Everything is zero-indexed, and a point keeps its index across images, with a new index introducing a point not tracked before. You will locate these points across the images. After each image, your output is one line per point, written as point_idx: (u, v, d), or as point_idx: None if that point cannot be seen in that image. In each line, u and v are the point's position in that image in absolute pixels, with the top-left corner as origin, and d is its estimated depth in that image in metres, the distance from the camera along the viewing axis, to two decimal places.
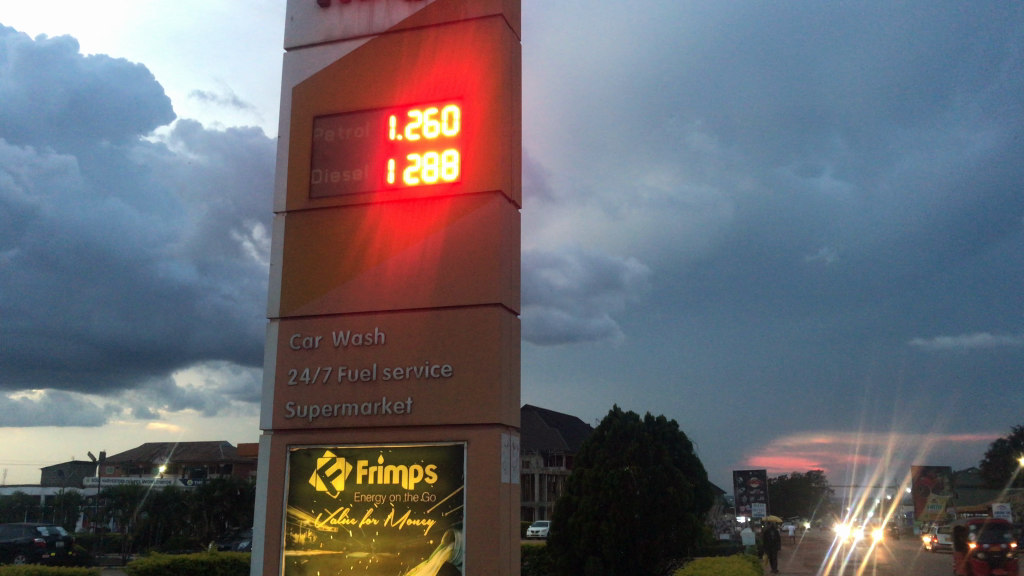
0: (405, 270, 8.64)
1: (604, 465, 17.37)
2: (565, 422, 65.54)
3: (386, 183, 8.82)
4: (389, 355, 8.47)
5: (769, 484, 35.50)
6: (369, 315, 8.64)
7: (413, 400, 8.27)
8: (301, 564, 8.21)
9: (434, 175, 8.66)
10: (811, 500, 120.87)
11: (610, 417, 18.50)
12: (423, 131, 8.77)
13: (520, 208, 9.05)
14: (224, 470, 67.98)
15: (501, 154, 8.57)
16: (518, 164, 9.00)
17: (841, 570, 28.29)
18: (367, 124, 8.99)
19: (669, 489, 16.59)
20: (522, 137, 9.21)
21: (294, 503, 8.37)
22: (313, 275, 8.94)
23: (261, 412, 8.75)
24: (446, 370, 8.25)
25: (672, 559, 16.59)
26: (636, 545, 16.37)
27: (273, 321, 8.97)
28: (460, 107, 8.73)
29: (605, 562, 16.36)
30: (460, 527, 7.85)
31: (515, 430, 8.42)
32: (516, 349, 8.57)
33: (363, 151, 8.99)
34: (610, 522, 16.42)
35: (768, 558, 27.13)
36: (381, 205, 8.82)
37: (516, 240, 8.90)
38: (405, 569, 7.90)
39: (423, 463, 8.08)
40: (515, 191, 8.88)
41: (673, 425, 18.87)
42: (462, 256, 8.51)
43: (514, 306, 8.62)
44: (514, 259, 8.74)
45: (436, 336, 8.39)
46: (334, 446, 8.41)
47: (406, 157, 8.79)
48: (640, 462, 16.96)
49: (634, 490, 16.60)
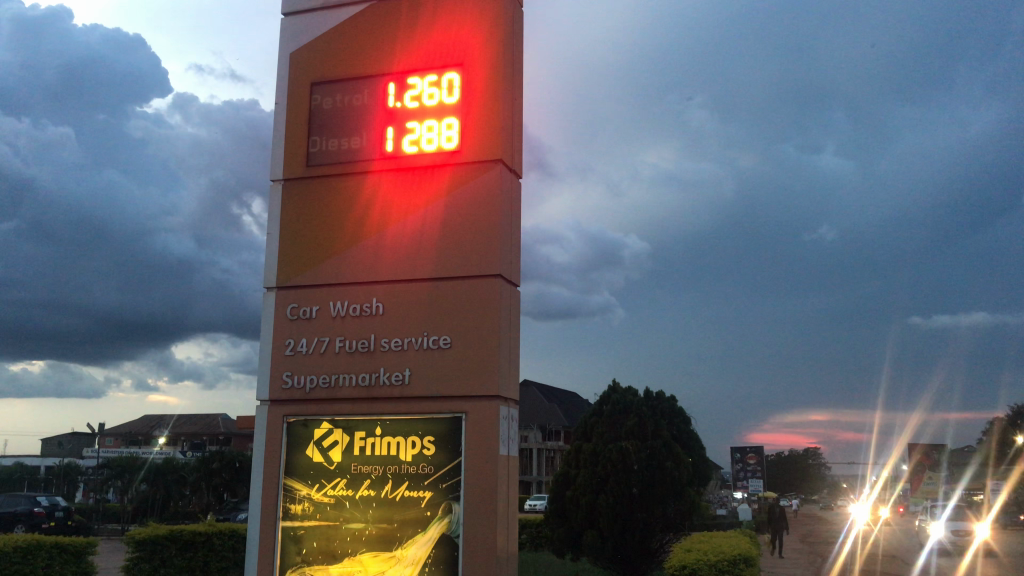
0: (406, 239, 8.52)
1: (603, 439, 17.32)
2: (564, 396, 65.85)
3: (385, 151, 8.68)
4: (386, 325, 8.38)
5: (767, 460, 35.42)
6: (366, 285, 8.55)
7: (411, 370, 8.20)
8: (297, 535, 8.17)
9: (434, 144, 8.53)
10: (806, 478, 122.23)
11: (609, 391, 18.42)
12: (423, 99, 8.62)
13: (520, 177, 8.91)
14: (223, 442, 68.29)
15: (503, 124, 8.44)
16: (519, 132, 8.85)
17: (834, 548, 28.32)
18: (366, 91, 8.84)
19: (667, 464, 16.55)
20: (522, 107, 9.03)
21: (291, 474, 8.32)
22: (310, 244, 8.84)
23: (257, 383, 8.68)
24: (444, 342, 8.17)
25: (668, 534, 16.60)
26: (634, 520, 16.36)
27: (270, 291, 8.87)
28: (460, 74, 8.57)
29: (603, 536, 16.39)
30: (457, 499, 7.80)
31: (514, 403, 8.35)
32: (515, 322, 8.48)
33: (360, 119, 8.85)
34: (607, 496, 16.44)
35: (771, 535, 26.67)
36: (380, 173, 8.70)
37: (517, 210, 8.75)
38: (402, 541, 7.86)
39: (421, 435, 8.02)
40: (516, 160, 8.74)
41: (672, 400, 18.81)
42: (463, 226, 8.40)
43: (514, 277, 8.50)
44: (514, 229, 8.59)
45: (435, 306, 8.30)
46: (331, 417, 8.34)
47: (405, 124, 8.65)
48: (639, 436, 16.88)
49: (633, 464, 16.50)
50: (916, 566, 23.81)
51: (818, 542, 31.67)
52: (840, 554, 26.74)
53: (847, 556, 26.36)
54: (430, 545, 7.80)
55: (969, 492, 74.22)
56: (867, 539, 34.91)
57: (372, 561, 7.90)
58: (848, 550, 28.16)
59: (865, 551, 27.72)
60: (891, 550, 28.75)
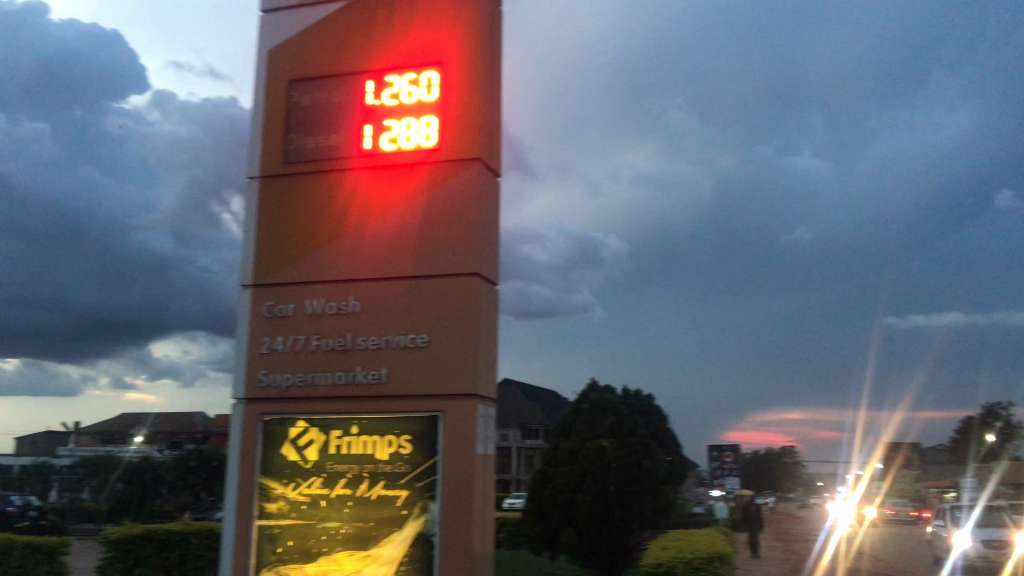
0: (384, 237, 8.51)
1: (581, 437, 17.33)
2: (544, 395, 65.96)
3: (362, 149, 8.66)
4: (364, 323, 8.37)
5: (743, 458, 35.56)
6: (343, 282, 8.53)
7: (388, 369, 8.19)
8: (272, 534, 8.14)
9: (412, 142, 8.52)
10: (783, 476, 123.22)
11: (587, 391, 18.47)
12: (401, 97, 8.61)
13: (499, 176, 8.91)
14: (201, 441, 67.82)
15: (481, 124, 8.45)
16: (498, 132, 8.85)
17: (810, 546, 28.54)
18: (344, 89, 8.82)
19: (644, 461, 16.63)
20: (500, 105, 9.03)
21: (266, 472, 8.29)
22: (287, 241, 8.80)
23: (233, 381, 8.64)
24: (421, 341, 8.17)
25: (645, 532, 16.65)
26: (611, 517, 16.41)
27: (246, 289, 8.82)
28: (439, 72, 8.56)
29: (580, 533, 16.48)
30: (434, 498, 7.80)
31: (491, 402, 8.34)
32: (492, 320, 8.48)
33: (338, 116, 8.83)
34: (585, 494, 16.47)
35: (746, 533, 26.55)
36: (358, 171, 8.68)
37: (495, 209, 8.76)
38: (377, 540, 7.85)
39: (398, 434, 8.01)
40: (494, 159, 8.74)
41: (650, 399, 18.84)
42: (442, 224, 8.40)
43: (492, 276, 8.50)
44: (492, 227, 8.60)
45: (413, 304, 8.29)
46: (307, 416, 8.32)
47: (383, 122, 8.64)
48: (617, 434, 16.92)
49: (611, 463, 16.54)
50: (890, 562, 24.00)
51: (797, 539, 31.79)
52: (820, 551, 26.80)
53: (828, 553, 26.42)
54: (406, 544, 7.79)
55: (943, 491, 75.21)
56: (845, 535, 35.07)
57: (347, 560, 7.88)
58: (829, 547, 28.25)
59: (845, 549, 27.81)
60: (871, 548, 28.91)
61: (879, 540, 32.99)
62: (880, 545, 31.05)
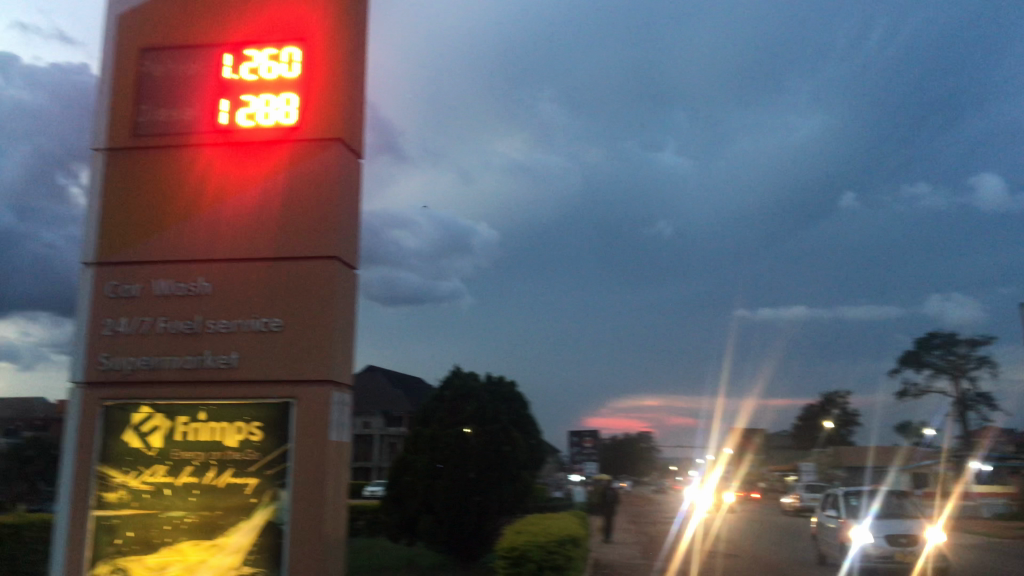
0: (238, 216, 8.22)
1: (442, 424, 17.30)
2: (409, 382, 65.58)
3: (218, 124, 8.33)
4: (215, 306, 8.07)
5: (601, 443, 36.45)
6: (193, 262, 8.19)
7: (239, 353, 7.93)
8: (111, 525, 7.75)
9: (271, 119, 8.25)
10: (640, 461, 127.69)
11: (451, 376, 18.45)
12: (260, 72, 8.32)
13: (361, 158, 8.77)
14: (39, 429, 63.53)
15: (343, 104, 8.29)
16: (360, 113, 8.70)
17: (662, 529, 29.65)
18: (200, 61, 8.45)
19: (505, 447, 16.84)
20: (365, 85, 8.87)
21: (106, 460, 7.87)
22: (134, 218, 8.37)
23: (70, 365, 8.14)
24: (275, 325, 7.95)
25: (503, 517, 16.90)
26: (470, 502, 16.57)
27: (88, 267, 8.33)
28: (301, 48, 8.32)
29: (438, 520, 16.59)
30: (284, 486, 7.64)
31: (347, 388, 8.22)
32: (350, 305, 8.34)
33: (191, 90, 8.45)
34: (444, 481, 16.54)
35: (602, 517, 27.06)
36: (212, 148, 8.35)
37: (356, 191, 8.61)
38: (224, 528, 7.62)
39: (248, 420, 7.78)
40: (357, 141, 8.60)
41: (513, 385, 19.01)
42: (300, 205, 8.19)
43: (351, 260, 8.37)
44: (353, 210, 8.46)
45: (268, 287, 8.06)
46: (152, 401, 7.95)
47: (240, 97, 8.33)
48: (478, 421, 17.07)
49: (471, 449, 16.70)
50: (733, 540, 25.35)
51: (657, 525, 32.65)
52: (679, 535, 27.60)
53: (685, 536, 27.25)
54: (255, 533, 7.60)
55: (784, 474, 80.00)
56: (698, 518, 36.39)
57: (192, 550, 7.61)
58: (688, 531, 29.08)
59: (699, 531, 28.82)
60: (726, 529, 30.02)
61: (731, 520, 34.30)
62: (733, 527, 32.27)
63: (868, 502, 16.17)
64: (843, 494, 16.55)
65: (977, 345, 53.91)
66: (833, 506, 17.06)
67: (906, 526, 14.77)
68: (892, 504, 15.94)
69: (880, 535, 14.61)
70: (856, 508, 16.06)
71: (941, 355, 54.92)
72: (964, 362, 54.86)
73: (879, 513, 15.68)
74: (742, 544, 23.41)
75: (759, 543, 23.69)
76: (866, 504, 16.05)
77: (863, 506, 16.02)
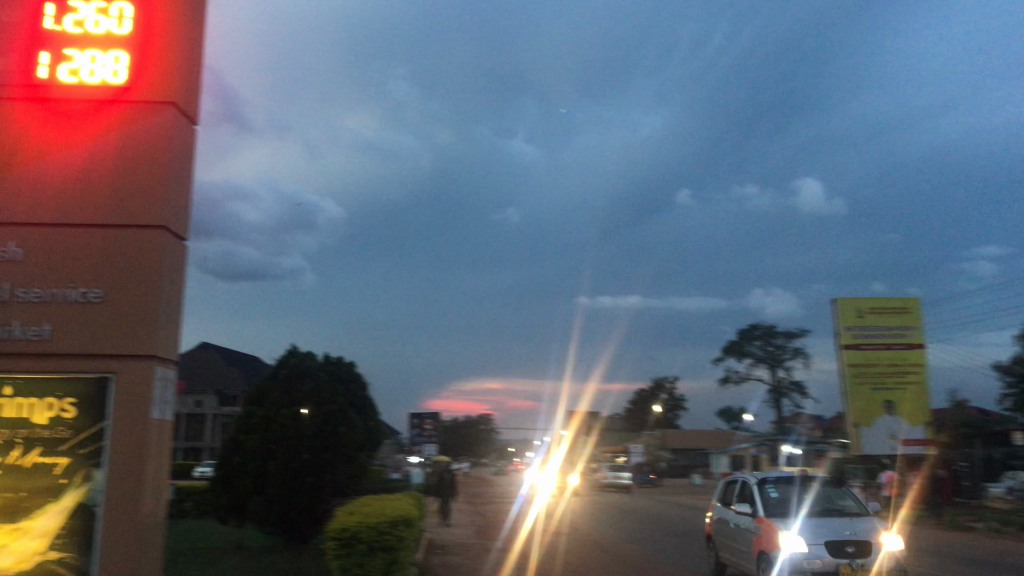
0: (57, 178, 7.67)
1: (276, 404, 16.82)
2: (244, 359, 63.33)
3: (35, 78, 7.72)
4: (26, 273, 7.49)
5: (441, 425, 36.68)
6: (6, 225, 7.55)
7: (53, 325, 7.42)
8: None
9: (98, 76, 7.75)
10: (478, 443, 129.27)
11: (286, 355, 17.97)
12: (86, 25, 7.77)
13: (196, 124, 8.37)
14: None
15: (179, 67, 7.89)
16: (197, 77, 8.30)
17: (497, 510, 30.26)
18: (16, 8, 7.79)
19: (340, 428, 16.62)
20: (202, 48, 8.47)
21: None
22: None
23: None
24: (95, 295, 7.50)
25: (337, 499, 16.68)
26: (302, 485, 16.20)
27: None
28: (134, 4, 7.85)
29: (268, 501, 16.21)
30: (99, 465, 7.24)
31: (172, 364, 7.86)
32: (179, 276, 7.98)
33: (5, 38, 7.77)
34: (276, 462, 16.15)
35: (439, 498, 27.11)
36: (28, 103, 7.73)
37: (189, 159, 8.22)
38: (29, 511, 7.13)
39: (60, 396, 7.31)
40: (192, 107, 8.20)
41: (350, 366, 18.80)
42: (129, 170, 7.75)
43: (181, 230, 7.99)
44: (185, 178, 8.07)
45: (88, 255, 7.58)
46: None
47: (62, 50, 7.74)
48: (315, 401, 16.75)
49: (305, 431, 16.38)
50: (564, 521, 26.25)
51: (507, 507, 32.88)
52: (527, 516, 27.77)
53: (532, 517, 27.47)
54: (64, 516, 7.16)
55: (615, 455, 83.29)
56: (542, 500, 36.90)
57: None
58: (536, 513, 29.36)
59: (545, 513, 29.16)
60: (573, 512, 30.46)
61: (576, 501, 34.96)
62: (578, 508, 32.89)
63: (796, 495, 11.96)
64: (758, 484, 12.26)
65: (793, 337, 57.92)
66: (741, 493, 12.86)
67: (853, 528, 10.78)
68: (826, 498, 11.86)
69: (823, 542, 10.50)
70: (780, 502, 11.80)
71: (761, 346, 58.67)
72: (781, 352, 58.86)
73: (814, 510, 11.51)
74: (588, 525, 23.77)
75: (597, 525, 24.32)
76: (794, 497, 11.84)
77: (791, 501, 11.74)
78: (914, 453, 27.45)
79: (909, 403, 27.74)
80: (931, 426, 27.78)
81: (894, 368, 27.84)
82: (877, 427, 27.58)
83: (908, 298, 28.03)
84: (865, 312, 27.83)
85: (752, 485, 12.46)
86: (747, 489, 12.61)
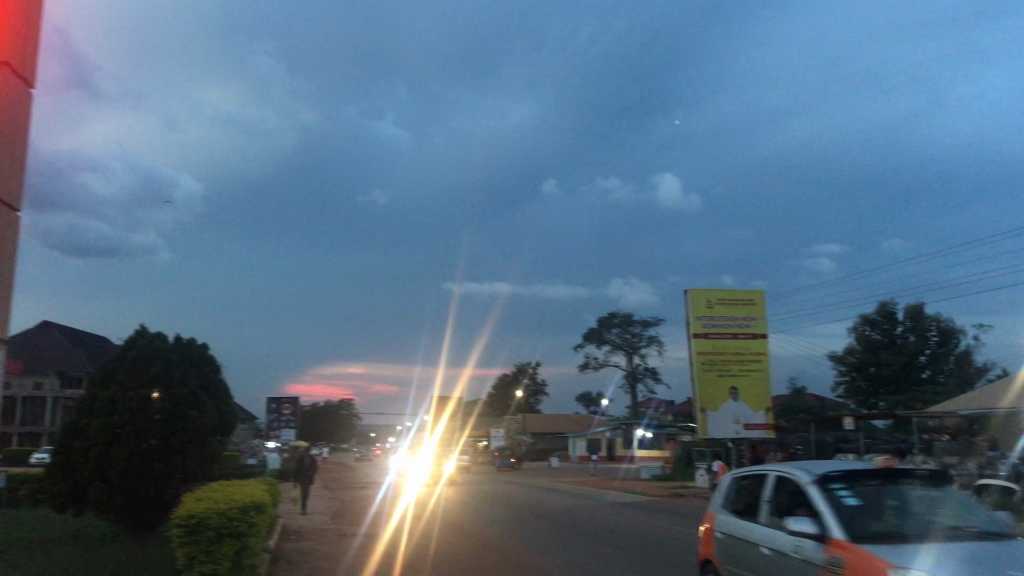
0: None
1: (122, 387, 15.97)
2: (89, 339, 59.90)
3: None
4: None
5: (301, 410, 36.12)
6: None
7: None
8: None
9: None
10: (340, 427, 127.33)
11: (134, 335, 17.00)
12: None
13: (32, 88, 7.84)
14: None
15: (26, 21, 7.35)
16: (34, 38, 7.77)
17: (359, 496, 29.94)
18: None
19: (191, 413, 16.09)
20: (41, 6, 7.91)
21: None
22: None
23: None
24: None
25: (185, 485, 16.25)
26: (149, 471, 15.68)
27: None
28: None
29: (111, 488, 15.50)
30: None
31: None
32: (10, 249, 7.47)
33: None
34: (121, 449, 15.43)
35: (297, 485, 26.39)
36: None
37: (24, 125, 7.69)
38: None
39: None
40: (28, 69, 7.67)
41: (203, 347, 18.05)
42: None
43: (14, 201, 7.48)
44: (18, 146, 7.56)
45: None
46: None
47: None
48: (165, 384, 16.11)
49: (154, 415, 15.71)
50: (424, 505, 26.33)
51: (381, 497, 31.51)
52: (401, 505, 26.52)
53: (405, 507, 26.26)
54: None
55: (477, 439, 84.01)
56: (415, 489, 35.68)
57: None
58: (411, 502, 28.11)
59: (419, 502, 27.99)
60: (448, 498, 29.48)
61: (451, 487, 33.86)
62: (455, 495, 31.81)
63: (894, 505, 6.49)
64: (816, 482, 6.70)
65: (649, 325, 60.00)
66: (774, 491, 7.34)
67: None
68: (947, 512, 6.45)
69: None
70: (872, 516, 6.31)
71: (619, 333, 60.50)
72: (638, 340, 60.90)
73: (942, 538, 6.08)
74: (458, 512, 23.08)
75: (460, 508, 24.45)
76: (897, 510, 6.36)
77: (895, 519, 6.24)
78: (755, 436, 29.12)
79: (752, 390, 29.38)
80: (770, 411, 29.55)
81: (739, 356, 29.40)
82: (722, 412, 29.00)
83: (753, 290, 29.72)
84: (713, 303, 29.27)
85: (803, 484, 6.85)
86: (794, 486, 7.01)
